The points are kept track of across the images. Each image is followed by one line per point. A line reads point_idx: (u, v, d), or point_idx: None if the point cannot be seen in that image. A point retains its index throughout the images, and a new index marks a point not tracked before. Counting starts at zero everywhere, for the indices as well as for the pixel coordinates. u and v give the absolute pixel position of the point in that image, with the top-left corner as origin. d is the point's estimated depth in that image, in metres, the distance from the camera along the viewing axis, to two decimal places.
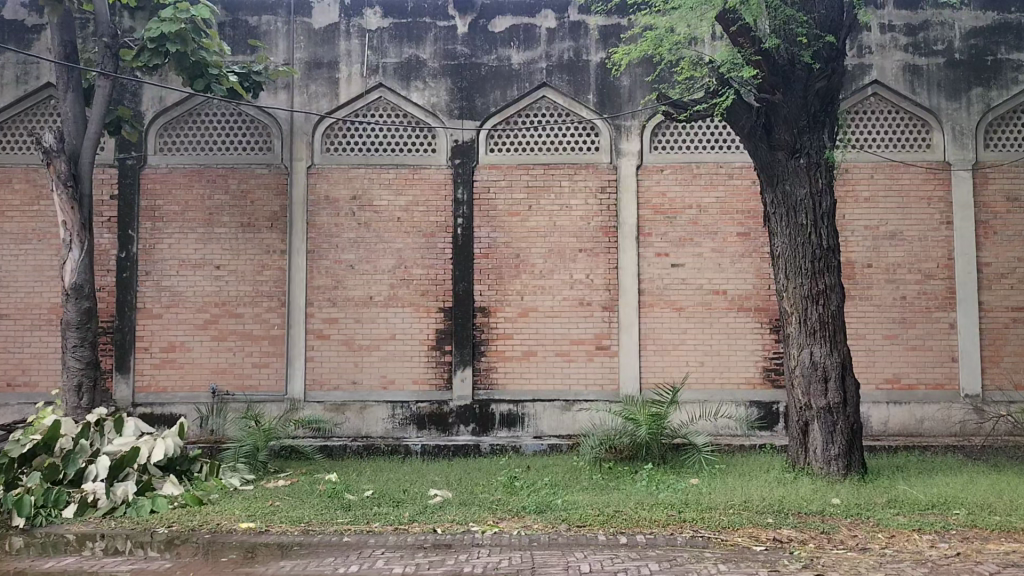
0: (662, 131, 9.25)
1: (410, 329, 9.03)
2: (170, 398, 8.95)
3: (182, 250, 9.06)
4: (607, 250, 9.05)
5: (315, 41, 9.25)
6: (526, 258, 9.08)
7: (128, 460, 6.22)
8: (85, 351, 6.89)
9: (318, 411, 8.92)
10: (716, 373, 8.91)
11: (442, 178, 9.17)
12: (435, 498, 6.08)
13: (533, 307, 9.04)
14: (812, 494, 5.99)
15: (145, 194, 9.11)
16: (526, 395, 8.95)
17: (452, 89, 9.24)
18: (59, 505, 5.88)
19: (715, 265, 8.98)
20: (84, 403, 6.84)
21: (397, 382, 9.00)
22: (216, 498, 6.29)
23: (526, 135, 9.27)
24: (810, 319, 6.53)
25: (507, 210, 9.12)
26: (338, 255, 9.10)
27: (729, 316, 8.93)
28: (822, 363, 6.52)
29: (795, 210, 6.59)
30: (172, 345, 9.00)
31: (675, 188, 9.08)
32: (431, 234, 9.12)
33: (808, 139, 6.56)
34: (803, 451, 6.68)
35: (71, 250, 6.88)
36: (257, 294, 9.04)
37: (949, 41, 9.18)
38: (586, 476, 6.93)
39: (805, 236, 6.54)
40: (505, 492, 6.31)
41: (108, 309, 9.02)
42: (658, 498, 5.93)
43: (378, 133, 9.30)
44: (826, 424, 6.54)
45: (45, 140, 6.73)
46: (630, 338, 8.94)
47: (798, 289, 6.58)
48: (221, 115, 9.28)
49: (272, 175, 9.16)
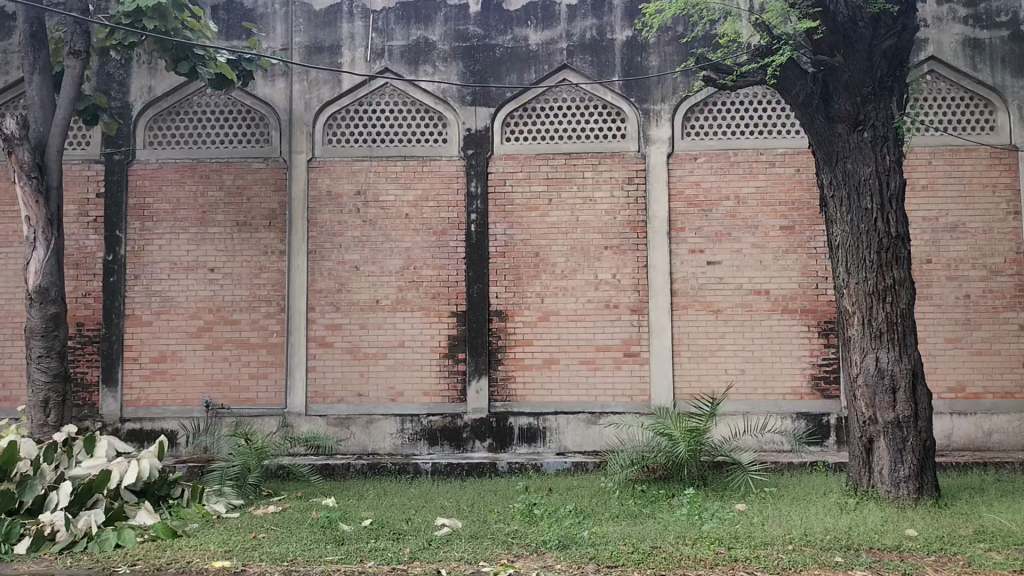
0: (694, 116, 8.41)
1: (420, 335, 8.25)
2: (161, 412, 8.22)
3: (173, 251, 8.35)
4: (635, 248, 8.22)
5: (315, 24, 8.51)
6: (546, 257, 8.27)
7: (97, 485, 5.47)
8: (53, 361, 6.12)
9: (320, 425, 8.16)
10: (758, 382, 8.04)
11: (454, 170, 8.39)
12: (442, 530, 5.26)
13: (554, 311, 8.22)
14: (884, 525, 5.15)
15: (134, 192, 8.41)
16: (547, 408, 8.14)
17: (464, 73, 8.45)
18: (12, 539, 5.03)
19: (757, 262, 8.12)
20: (52, 420, 6.11)
21: (406, 394, 8.21)
22: (194, 530, 5.49)
23: (544, 123, 8.46)
24: (876, 319, 5.68)
25: (525, 204, 8.32)
26: (342, 256, 8.34)
27: (772, 318, 8.06)
28: (890, 370, 5.66)
29: (858, 192, 5.72)
30: (163, 354, 8.27)
31: (711, 178, 8.24)
32: (442, 232, 8.33)
33: (873, 108, 5.69)
34: (868, 472, 5.81)
35: (36, 249, 6.10)
36: (254, 298, 8.30)
37: (1014, 12, 8.26)
38: (616, 502, 6.09)
39: (870, 223, 5.68)
40: (522, 523, 5.44)
41: (94, 317, 8.30)
42: (703, 530, 5.08)
43: (384, 122, 8.54)
44: (895, 439, 5.66)
45: (5, 125, 5.95)
46: (662, 343, 8.10)
47: (862, 284, 5.71)
48: (214, 106, 8.57)
49: (270, 169, 8.43)
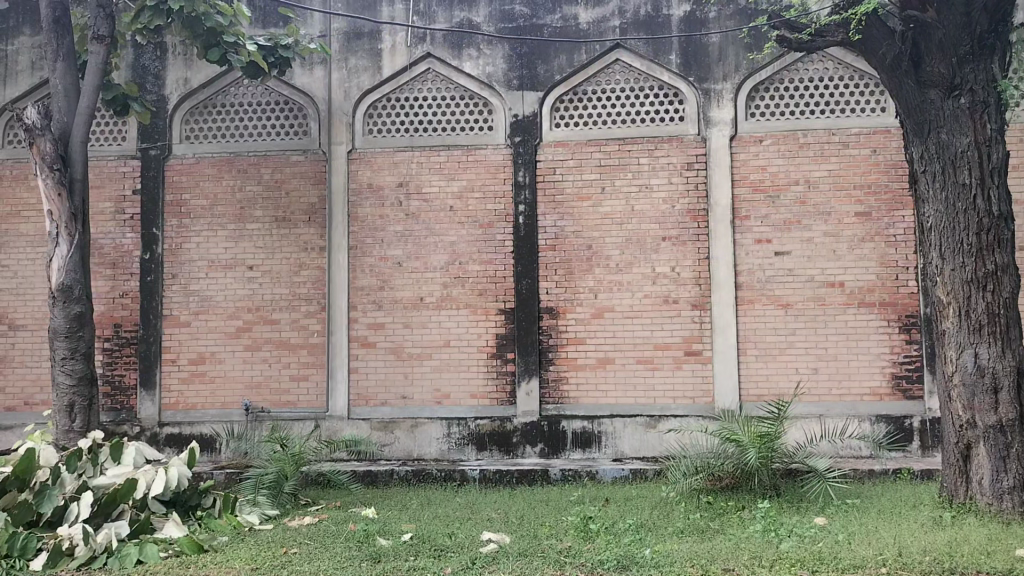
0: (759, 95, 7.78)
1: (466, 334, 7.79)
2: (199, 416, 7.92)
3: (211, 249, 8.03)
4: (696, 238, 7.63)
5: (355, 8, 8.10)
6: (599, 249, 7.74)
7: (122, 495, 5.13)
8: (78, 364, 5.82)
9: (364, 430, 7.77)
10: (833, 382, 7.40)
11: (500, 159, 7.90)
12: (487, 547, 4.78)
13: (608, 307, 7.68)
14: (991, 544, 4.49)
15: (170, 188, 8.11)
16: (603, 411, 7.61)
17: (510, 56, 7.96)
18: (28, 554, 4.68)
19: (829, 252, 7.47)
20: (78, 426, 5.80)
21: (452, 397, 7.76)
22: (222, 544, 5.08)
23: (595, 107, 7.93)
24: (975, 310, 5.03)
25: (576, 193, 7.81)
26: (385, 251, 7.93)
27: (847, 312, 7.40)
28: (991, 369, 5.00)
29: (953, 166, 5.08)
30: (201, 356, 7.96)
31: (778, 161, 7.62)
32: (489, 224, 7.85)
33: (971, 70, 5.06)
34: (964, 483, 5.15)
35: (58, 245, 5.78)
36: (294, 297, 7.94)
37: None
38: (681, 516, 5.53)
39: (967, 201, 5.04)
40: (576, 539, 4.92)
41: (132, 318, 8.03)
42: (781, 550, 4.49)
43: (426, 110, 8.09)
44: (997, 445, 4.99)
45: (27, 115, 5.65)
46: (726, 340, 7.50)
47: (957, 272, 5.08)
48: (252, 97, 8.21)
49: (310, 162, 8.06)
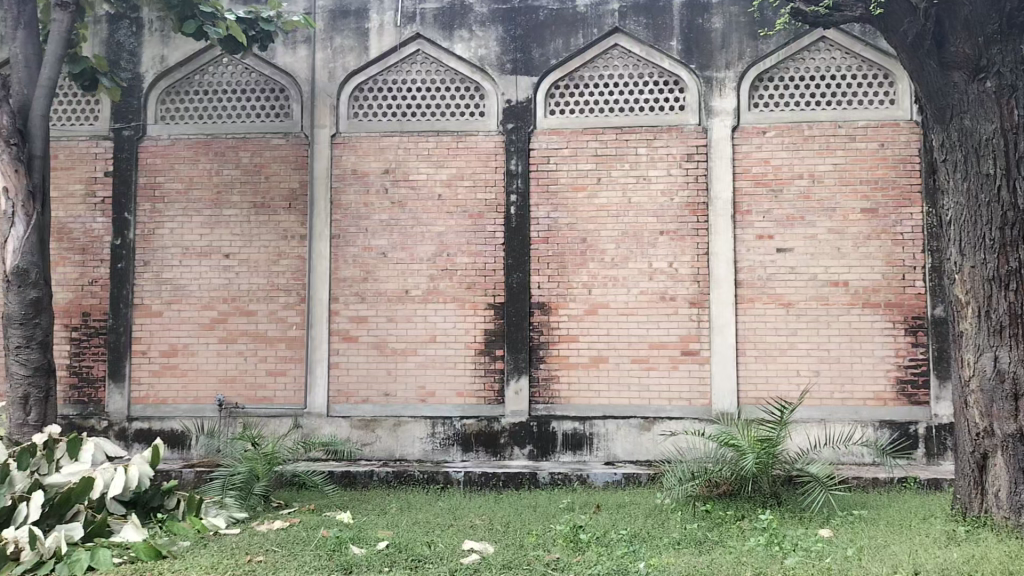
0: (764, 85, 7.45)
1: (453, 329, 7.43)
2: (171, 411, 7.53)
3: (186, 236, 7.64)
4: (695, 233, 7.29)
5: None
6: (594, 243, 7.39)
7: (77, 495, 4.76)
8: (34, 353, 5.46)
9: (343, 428, 7.40)
10: (836, 386, 7.07)
11: (491, 146, 7.54)
12: (469, 557, 4.42)
13: (602, 303, 7.33)
14: (1012, 563, 4.16)
15: (144, 171, 7.71)
16: (594, 412, 7.27)
17: (503, 39, 7.60)
18: None
19: (834, 250, 7.14)
20: (33, 419, 5.44)
21: (437, 395, 7.39)
22: (182, 550, 4.70)
23: (592, 94, 7.57)
24: (995, 310, 4.69)
25: (571, 183, 7.45)
26: (369, 241, 7.55)
27: (852, 313, 7.08)
28: (1012, 373, 4.64)
29: (977, 154, 4.78)
30: (174, 348, 7.57)
31: (781, 154, 7.28)
32: (479, 215, 7.49)
33: (998, 51, 4.74)
34: (980, 495, 4.83)
35: (15, 226, 5.40)
36: (272, 288, 7.56)
37: None
38: (677, 525, 5.18)
39: (991, 193, 4.72)
40: (565, 550, 4.56)
41: (101, 306, 7.63)
42: (787, 565, 4.16)
43: (415, 93, 7.72)
44: (1016, 457, 4.65)
45: None
46: (725, 340, 7.16)
47: (979, 268, 4.75)
48: (232, 76, 7.82)
49: (291, 145, 7.68)
